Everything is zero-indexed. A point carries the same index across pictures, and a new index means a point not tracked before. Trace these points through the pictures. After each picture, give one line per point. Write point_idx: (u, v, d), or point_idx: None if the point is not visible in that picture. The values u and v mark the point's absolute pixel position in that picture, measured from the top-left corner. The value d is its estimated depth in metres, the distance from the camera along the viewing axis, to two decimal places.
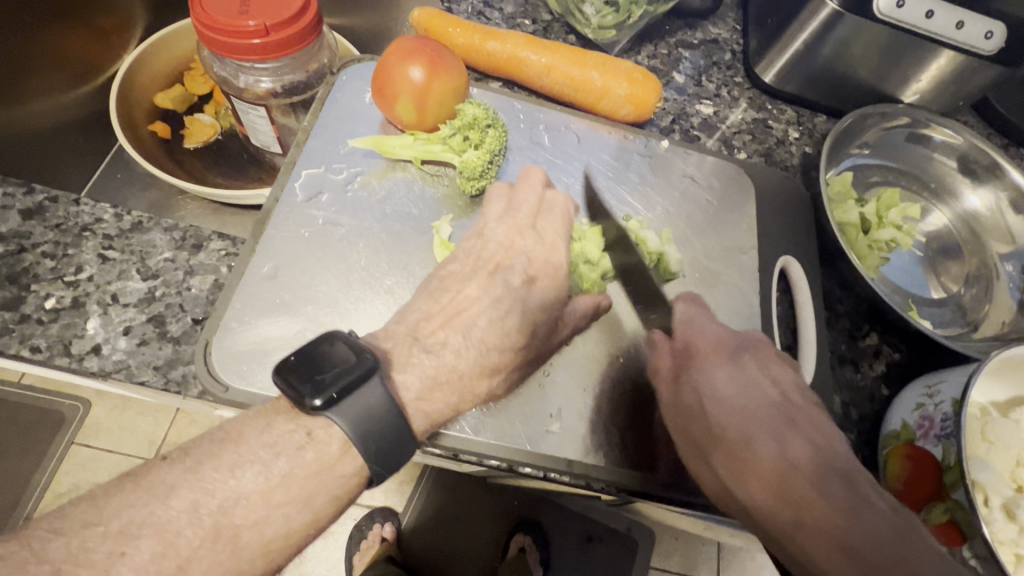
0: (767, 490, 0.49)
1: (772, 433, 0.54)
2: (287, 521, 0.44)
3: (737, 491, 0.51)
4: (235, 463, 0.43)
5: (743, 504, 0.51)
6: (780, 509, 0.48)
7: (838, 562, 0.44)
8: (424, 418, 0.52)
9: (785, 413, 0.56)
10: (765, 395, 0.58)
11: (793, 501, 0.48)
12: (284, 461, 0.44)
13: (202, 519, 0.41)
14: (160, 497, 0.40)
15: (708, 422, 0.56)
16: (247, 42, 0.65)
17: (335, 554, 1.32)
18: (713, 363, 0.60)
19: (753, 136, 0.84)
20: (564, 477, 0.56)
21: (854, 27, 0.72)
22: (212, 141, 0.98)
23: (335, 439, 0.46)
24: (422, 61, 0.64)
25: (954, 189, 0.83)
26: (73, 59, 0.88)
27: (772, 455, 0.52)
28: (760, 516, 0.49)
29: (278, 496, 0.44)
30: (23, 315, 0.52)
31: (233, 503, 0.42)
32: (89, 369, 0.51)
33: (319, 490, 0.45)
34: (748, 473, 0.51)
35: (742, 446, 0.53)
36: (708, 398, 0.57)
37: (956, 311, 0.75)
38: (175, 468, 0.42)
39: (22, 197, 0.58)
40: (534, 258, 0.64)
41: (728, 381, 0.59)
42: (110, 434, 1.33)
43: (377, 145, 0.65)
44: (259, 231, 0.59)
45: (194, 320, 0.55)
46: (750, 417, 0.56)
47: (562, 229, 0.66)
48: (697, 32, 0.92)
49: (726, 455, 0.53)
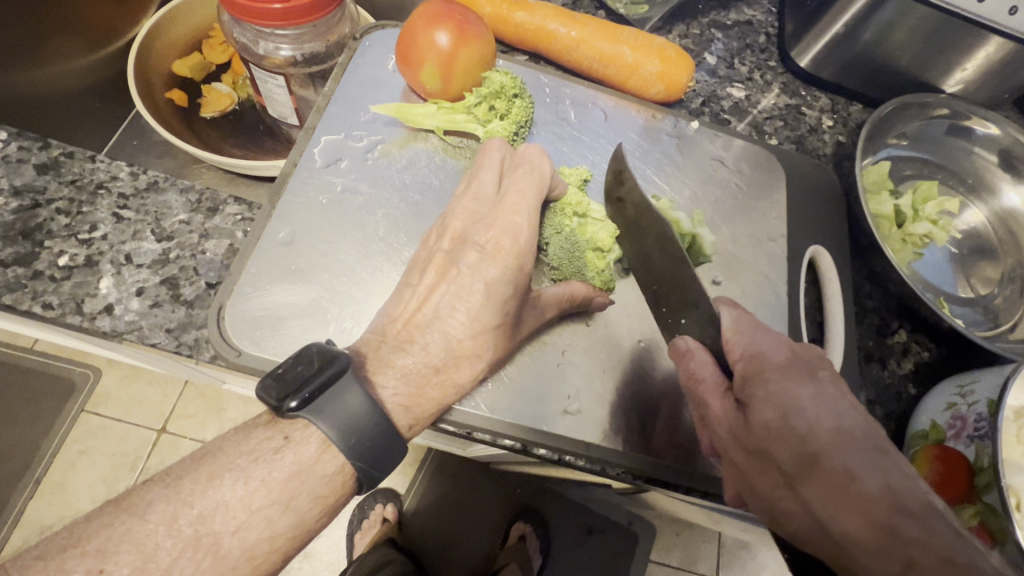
0: (870, 529, 0.41)
1: (872, 461, 0.44)
2: (270, 524, 0.44)
3: (829, 527, 0.43)
4: (213, 473, 0.43)
5: (837, 541, 0.43)
6: (889, 551, 0.40)
7: None
8: (406, 413, 0.50)
9: (881, 440, 0.45)
10: (853, 412, 0.46)
11: (903, 542, 0.40)
12: (263, 465, 0.44)
13: (180, 530, 0.41)
14: (139, 513, 0.41)
15: (799, 443, 0.45)
16: (268, 8, 0.63)
17: (338, 532, 1.34)
18: (790, 377, 0.48)
19: (785, 122, 0.81)
20: (580, 460, 0.55)
21: (901, 10, 0.69)
22: (229, 111, 0.96)
23: (312, 439, 0.46)
24: (448, 26, 0.61)
25: (993, 186, 0.79)
26: (95, 24, 0.87)
27: (882, 489, 0.42)
28: (862, 561, 0.41)
29: (257, 501, 0.43)
30: (35, 271, 0.51)
31: (212, 511, 0.42)
32: (100, 328, 0.50)
33: (301, 491, 0.45)
34: (847, 512, 0.42)
35: (840, 479, 0.43)
36: (794, 417, 0.46)
37: (989, 312, 0.72)
38: (156, 486, 0.42)
39: (38, 152, 0.57)
40: (493, 224, 0.56)
41: (815, 398, 0.47)
42: (119, 403, 1.34)
43: (399, 113, 0.63)
44: (276, 197, 0.58)
45: (207, 284, 0.54)
46: (845, 438, 0.45)
47: (533, 189, 0.57)
48: (730, 12, 0.88)
49: (817, 485, 0.44)
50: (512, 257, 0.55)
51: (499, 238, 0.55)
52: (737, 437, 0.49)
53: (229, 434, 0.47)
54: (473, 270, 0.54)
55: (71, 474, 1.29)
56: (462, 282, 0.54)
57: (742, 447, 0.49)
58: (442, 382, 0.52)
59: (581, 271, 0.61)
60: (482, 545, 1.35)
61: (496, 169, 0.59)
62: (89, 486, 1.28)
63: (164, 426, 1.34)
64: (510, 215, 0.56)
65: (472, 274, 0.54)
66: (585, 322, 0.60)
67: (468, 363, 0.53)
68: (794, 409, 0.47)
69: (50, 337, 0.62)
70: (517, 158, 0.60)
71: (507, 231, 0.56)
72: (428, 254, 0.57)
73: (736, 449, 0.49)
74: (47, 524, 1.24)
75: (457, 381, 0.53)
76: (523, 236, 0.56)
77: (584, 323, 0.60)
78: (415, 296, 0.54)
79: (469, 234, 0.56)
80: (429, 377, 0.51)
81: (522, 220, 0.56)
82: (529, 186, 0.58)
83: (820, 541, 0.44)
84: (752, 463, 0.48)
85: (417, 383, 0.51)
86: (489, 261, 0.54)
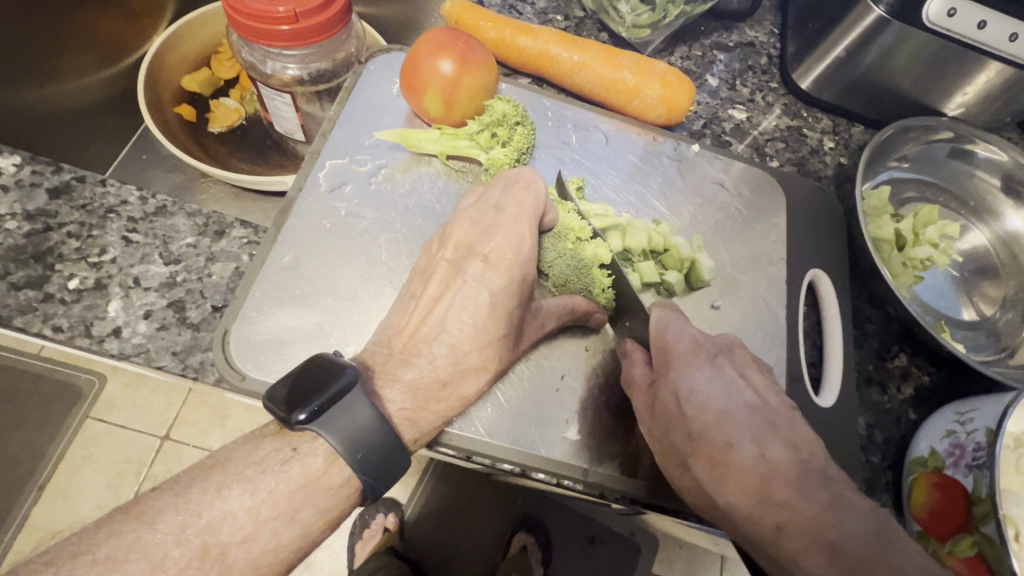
0: (746, 497, 0.48)
1: (752, 434, 0.51)
2: (275, 536, 0.45)
3: (715, 498, 0.50)
4: (222, 484, 0.44)
5: (722, 508, 0.50)
6: (763, 514, 0.48)
7: (822, 561, 0.45)
8: (413, 428, 0.51)
9: (767, 416, 0.52)
10: (744, 394, 0.53)
11: (773, 507, 0.47)
12: (269, 477, 0.45)
13: (189, 539, 0.42)
14: (148, 522, 0.41)
15: (689, 426, 0.52)
16: (275, 29, 0.64)
17: (339, 542, 1.34)
18: (689, 364, 0.54)
19: (787, 144, 0.82)
20: (577, 485, 0.56)
21: (900, 36, 0.70)
22: (237, 126, 0.98)
23: (319, 451, 0.47)
24: (452, 55, 0.63)
25: (995, 209, 0.79)
26: (104, 42, 0.88)
27: (754, 459, 0.49)
28: (741, 522, 0.49)
29: (264, 512, 0.44)
30: (47, 294, 0.53)
31: (221, 521, 0.43)
32: (108, 351, 0.51)
33: (306, 503, 0.46)
34: (729, 482, 0.49)
35: (722, 455, 0.50)
36: (686, 402, 0.52)
37: (990, 336, 0.72)
38: (164, 494, 0.43)
39: (50, 175, 0.58)
40: (496, 233, 0.57)
41: (708, 383, 0.53)
42: (124, 410, 1.35)
43: (403, 138, 0.64)
44: (282, 220, 0.59)
45: (213, 307, 0.55)
46: (729, 419, 0.51)
47: (531, 203, 0.58)
48: (733, 34, 0.89)
49: (704, 463, 0.50)
50: (515, 268, 0.55)
51: (501, 248, 0.56)
52: (647, 425, 0.54)
53: (238, 444, 0.48)
54: (479, 281, 0.55)
55: (76, 480, 1.30)
56: (468, 292, 0.55)
57: (648, 434, 0.54)
58: (450, 401, 0.53)
59: (586, 289, 0.60)
60: (484, 555, 1.35)
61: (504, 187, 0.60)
62: (93, 492, 1.29)
63: (168, 433, 1.35)
64: (510, 225, 0.57)
65: (476, 282, 0.55)
66: (584, 347, 0.61)
67: (473, 381, 0.54)
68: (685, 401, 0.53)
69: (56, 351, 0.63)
70: (515, 177, 0.60)
71: (509, 243, 0.56)
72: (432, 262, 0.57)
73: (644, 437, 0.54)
74: (53, 528, 1.26)
75: (462, 398, 0.54)
76: (525, 245, 0.56)
77: (581, 346, 0.61)
78: (419, 311, 0.55)
79: (472, 245, 0.57)
80: (435, 394, 0.52)
81: (524, 230, 0.57)
82: (527, 200, 0.58)
83: (712, 510, 0.51)
84: (663, 450, 0.53)
85: (423, 404, 0.52)
86: (493, 271, 0.55)
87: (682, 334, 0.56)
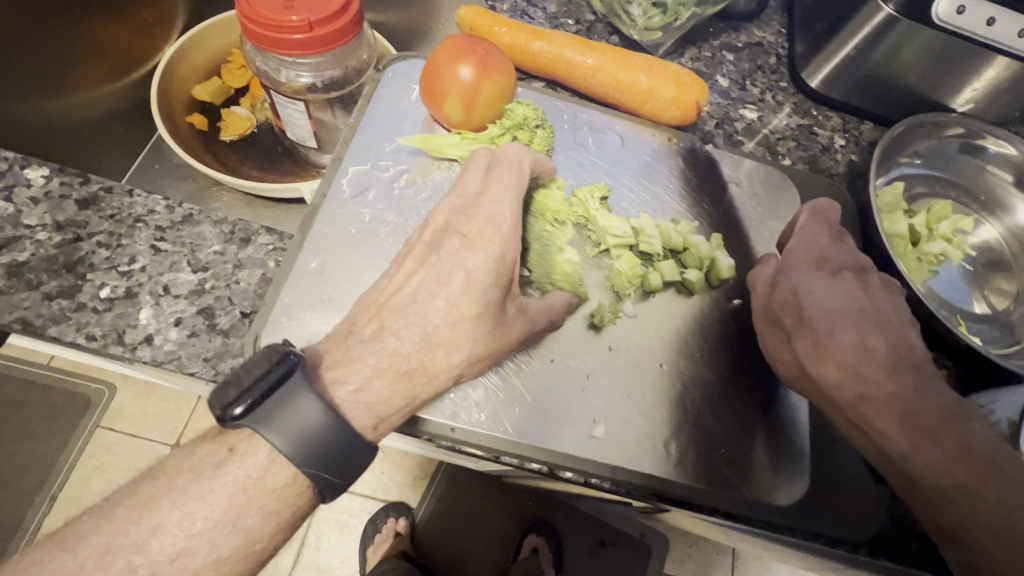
0: (842, 373, 0.57)
1: (855, 326, 0.60)
2: (214, 548, 0.42)
3: (811, 371, 0.59)
4: (151, 498, 0.43)
5: (816, 381, 0.58)
6: (850, 385, 0.57)
7: (898, 424, 0.54)
8: (366, 415, 0.48)
9: (872, 315, 0.60)
10: (860, 299, 0.61)
11: (862, 382, 0.57)
12: (202, 483, 0.43)
13: (113, 561, 0.40)
14: (69, 547, 0.41)
15: (799, 309, 0.61)
16: (288, 38, 0.65)
17: (349, 547, 1.32)
18: (808, 272, 0.63)
19: (798, 142, 0.83)
20: (606, 483, 0.56)
21: (907, 33, 0.71)
22: (248, 134, 0.99)
23: (259, 449, 0.44)
24: (471, 61, 0.64)
25: (1006, 203, 0.79)
26: (115, 52, 0.89)
27: (857, 344, 0.58)
28: (827, 391, 0.58)
29: (197, 524, 0.42)
30: (79, 303, 0.53)
31: (149, 538, 0.41)
32: (141, 359, 0.52)
33: (248, 507, 0.43)
34: (825, 358, 0.58)
35: (823, 336, 0.59)
36: (803, 296, 0.61)
37: (1004, 329, 0.73)
38: (90, 515, 0.42)
39: (79, 187, 0.59)
40: (475, 214, 0.57)
41: (825, 287, 0.62)
42: (133, 419, 1.36)
43: (424, 144, 0.65)
44: (308, 226, 0.59)
45: (242, 314, 0.55)
46: (840, 313, 0.60)
47: (513, 182, 0.59)
48: (741, 34, 0.90)
49: (806, 341, 0.60)
50: (494, 247, 0.55)
51: (482, 228, 0.56)
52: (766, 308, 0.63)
53: (172, 454, 0.46)
54: (453, 257, 0.55)
55: (86, 489, 1.30)
56: (442, 267, 0.55)
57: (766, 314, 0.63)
58: None
59: (548, 276, 0.63)
60: (494, 557, 1.35)
61: (481, 172, 0.61)
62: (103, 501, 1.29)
63: (178, 441, 1.35)
64: (491, 206, 0.58)
65: (449, 259, 0.55)
66: (608, 347, 0.61)
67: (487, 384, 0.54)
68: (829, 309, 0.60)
69: (77, 355, 0.65)
70: (498, 157, 0.62)
71: (488, 223, 0.56)
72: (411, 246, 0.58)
73: (761, 318, 0.63)
74: None
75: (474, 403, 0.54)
76: (504, 224, 0.57)
77: (603, 346, 0.61)
78: (389, 288, 0.54)
79: (451, 225, 0.58)
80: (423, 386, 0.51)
81: (503, 209, 0.57)
82: (509, 179, 0.59)
83: (802, 382, 0.59)
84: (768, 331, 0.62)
85: None
86: (471, 248, 0.55)
87: (815, 242, 0.65)
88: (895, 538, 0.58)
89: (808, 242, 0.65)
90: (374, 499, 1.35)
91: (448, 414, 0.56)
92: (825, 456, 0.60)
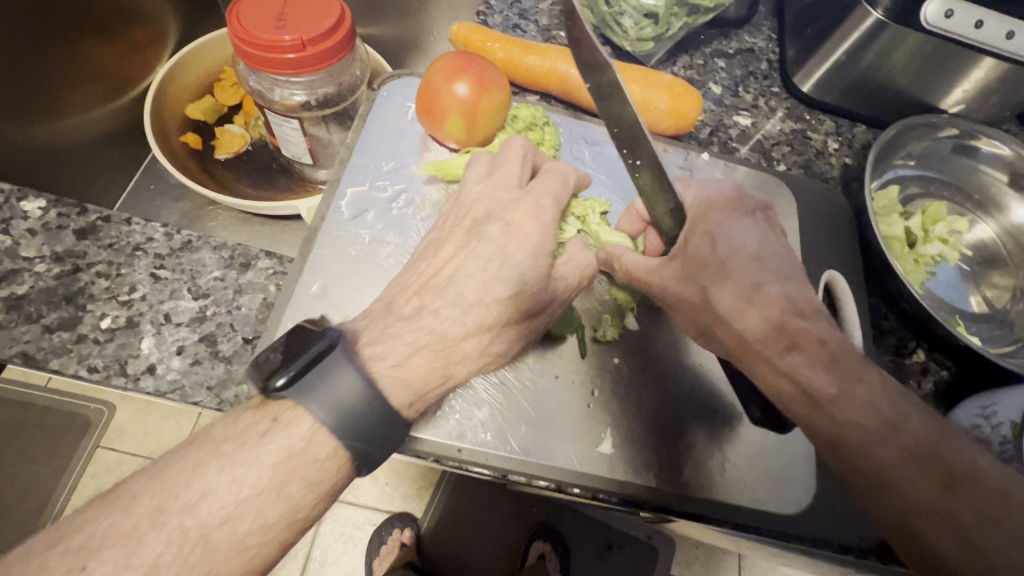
0: (762, 325, 0.51)
1: (775, 274, 0.53)
2: (262, 515, 0.37)
3: (734, 326, 0.52)
4: (199, 461, 0.37)
5: (738, 335, 0.52)
6: (772, 337, 0.50)
7: (825, 379, 0.47)
8: (404, 388, 0.45)
9: (785, 263, 0.55)
10: (757, 242, 0.55)
11: (787, 332, 0.50)
12: (250, 449, 0.38)
13: (165, 523, 0.35)
14: (123, 506, 0.35)
15: (693, 257, 0.56)
16: (282, 57, 0.65)
17: (355, 559, 1.31)
18: (725, 213, 0.57)
19: (792, 147, 0.83)
20: (614, 498, 0.56)
21: (897, 37, 0.71)
22: (243, 151, 0.99)
23: (303, 420, 0.40)
24: (468, 79, 0.65)
25: (1001, 201, 0.80)
26: (109, 73, 0.88)
27: (780, 295, 0.52)
28: (753, 345, 0.51)
29: (246, 489, 0.37)
30: (80, 335, 0.53)
31: (198, 502, 0.36)
32: (144, 389, 0.52)
33: (293, 477, 0.39)
34: (747, 312, 0.52)
35: (747, 288, 0.53)
36: (719, 240, 0.55)
37: (1005, 326, 0.73)
38: (141, 476, 0.37)
39: (76, 217, 0.58)
40: (514, 209, 0.55)
41: (744, 231, 0.56)
42: (134, 438, 1.35)
43: (438, 170, 0.65)
44: (308, 249, 0.60)
45: (244, 339, 0.55)
46: (750, 261, 0.54)
47: (557, 185, 0.58)
48: (732, 41, 0.91)
49: (722, 290, 0.53)
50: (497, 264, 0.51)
51: (523, 217, 0.54)
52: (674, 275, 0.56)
53: (216, 419, 0.41)
54: (493, 242, 0.52)
55: None
56: (483, 250, 0.52)
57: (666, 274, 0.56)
58: None
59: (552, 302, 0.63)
60: (501, 563, 1.35)
61: (518, 164, 0.59)
62: None
63: None
64: (534, 199, 0.56)
65: (492, 243, 0.52)
66: (613, 359, 0.62)
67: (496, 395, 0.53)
68: (822, 312, 0.51)
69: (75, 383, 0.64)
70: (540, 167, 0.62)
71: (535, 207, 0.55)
72: (445, 234, 0.56)
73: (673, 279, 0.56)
74: None
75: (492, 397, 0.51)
76: (545, 216, 0.55)
77: (609, 359, 0.62)
78: (428, 270, 0.52)
79: (491, 214, 0.56)
80: None
81: (547, 203, 0.56)
82: (553, 182, 0.58)
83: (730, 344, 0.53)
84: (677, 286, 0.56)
85: None
86: (512, 235, 0.53)
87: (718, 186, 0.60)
88: None
89: (711, 194, 0.59)
90: (378, 511, 1.34)
91: (454, 434, 0.56)
92: (832, 463, 0.61)
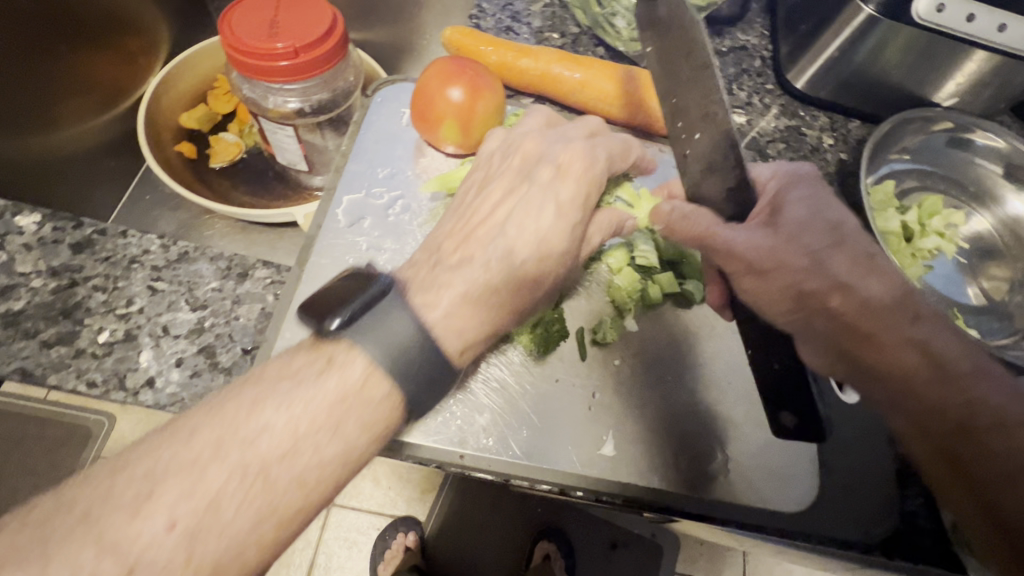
0: (888, 293, 0.54)
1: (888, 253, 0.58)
2: (319, 451, 0.39)
3: (856, 289, 0.55)
4: (257, 399, 0.39)
5: (861, 298, 0.54)
6: (896, 306, 0.54)
7: (950, 350, 0.52)
8: (457, 339, 0.46)
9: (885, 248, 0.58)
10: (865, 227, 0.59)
11: (914, 304, 0.54)
12: (307, 389, 0.40)
13: (227, 455, 0.37)
14: (182, 439, 0.38)
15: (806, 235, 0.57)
16: (275, 65, 0.65)
17: (359, 564, 1.31)
18: (816, 189, 0.60)
19: (787, 144, 0.83)
20: (617, 500, 0.56)
21: (889, 32, 0.71)
22: (237, 159, 0.99)
23: (357, 361, 0.41)
24: (462, 83, 0.65)
25: (995, 193, 0.80)
26: (103, 82, 0.88)
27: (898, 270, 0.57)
28: (878, 311, 0.53)
29: (304, 426, 0.39)
30: (78, 349, 0.53)
31: (258, 436, 0.38)
32: (144, 403, 0.52)
33: (349, 415, 0.40)
34: (867, 279, 0.55)
35: (864, 258, 0.57)
36: (824, 213, 0.59)
37: (1003, 318, 0.73)
38: (199, 412, 0.39)
39: (72, 231, 0.58)
40: (567, 153, 0.57)
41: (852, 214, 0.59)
42: None
43: (442, 183, 0.65)
44: (304, 258, 0.59)
45: (243, 350, 0.55)
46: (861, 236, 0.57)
47: (611, 144, 0.61)
48: (725, 39, 0.91)
49: (843, 258, 0.56)
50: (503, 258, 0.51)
51: (573, 160, 0.57)
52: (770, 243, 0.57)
53: (273, 358, 0.43)
54: (546, 186, 0.54)
55: None
56: (533, 197, 0.54)
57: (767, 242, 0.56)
58: None
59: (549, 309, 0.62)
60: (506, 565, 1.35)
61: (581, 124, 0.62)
62: None
63: None
64: (585, 148, 0.58)
65: (539, 190, 0.54)
66: (614, 361, 0.62)
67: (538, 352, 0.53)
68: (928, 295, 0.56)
69: None
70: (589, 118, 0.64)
71: (580, 157, 0.57)
72: (490, 176, 0.58)
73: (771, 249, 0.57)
74: None
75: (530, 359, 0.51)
76: (596, 165, 0.58)
77: (609, 360, 0.62)
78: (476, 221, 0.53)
79: (542, 158, 0.58)
80: None
81: (600, 155, 0.59)
82: (603, 142, 0.60)
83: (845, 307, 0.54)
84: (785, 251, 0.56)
85: None
86: (562, 181, 0.55)
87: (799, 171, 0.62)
88: (907, 538, 0.58)
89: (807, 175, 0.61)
90: (382, 515, 1.34)
91: (455, 440, 0.56)
92: (835, 462, 0.60)
